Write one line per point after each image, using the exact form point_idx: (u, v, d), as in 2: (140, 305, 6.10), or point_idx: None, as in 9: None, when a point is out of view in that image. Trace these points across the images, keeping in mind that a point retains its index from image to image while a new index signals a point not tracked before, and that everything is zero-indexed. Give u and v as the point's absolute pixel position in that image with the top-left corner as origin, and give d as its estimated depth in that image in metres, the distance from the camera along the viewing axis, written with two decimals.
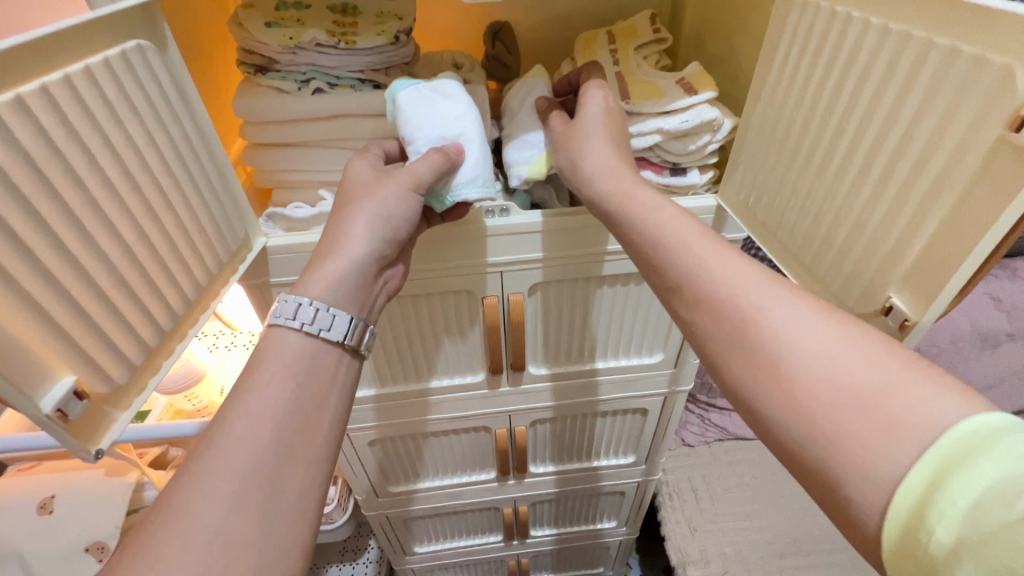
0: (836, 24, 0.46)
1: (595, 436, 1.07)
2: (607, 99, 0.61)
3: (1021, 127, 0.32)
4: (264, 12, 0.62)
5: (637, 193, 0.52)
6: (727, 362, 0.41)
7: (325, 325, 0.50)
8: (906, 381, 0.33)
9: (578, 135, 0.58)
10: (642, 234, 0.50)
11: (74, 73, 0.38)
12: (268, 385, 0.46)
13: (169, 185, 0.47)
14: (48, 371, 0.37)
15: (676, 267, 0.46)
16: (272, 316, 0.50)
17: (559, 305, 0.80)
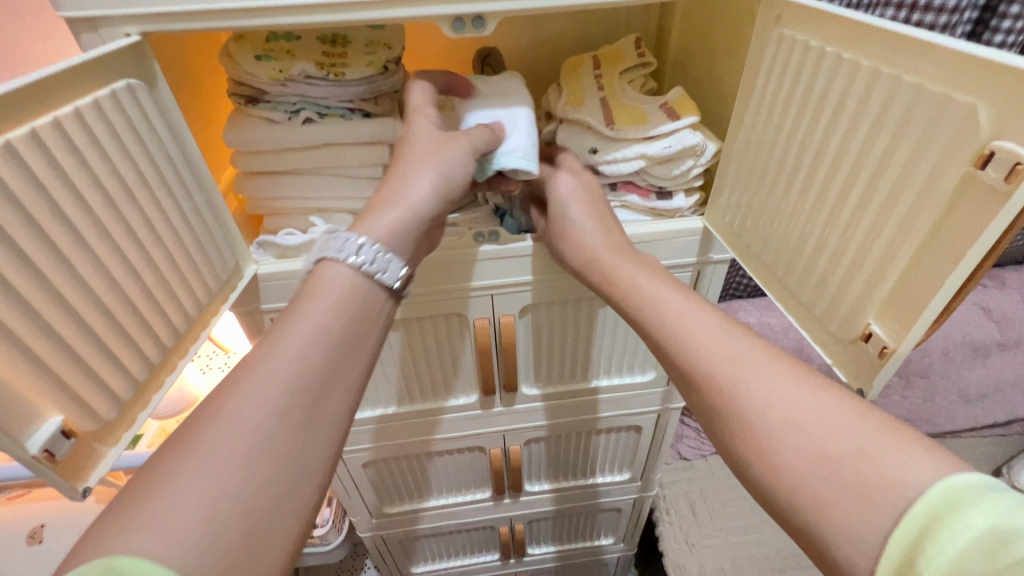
0: (810, 57, 0.47)
1: (592, 454, 1.07)
2: (570, 179, 0.63)
3: (987, 164, 0.34)
4: (254, 44, 0.63)
5: (624, 268, 0.55)
6: (717, 431, 0.42)
7: (383, 269, 0.47)
8: (870, 444, 0.34)
9: (560, 225, 0.62)
10: (634, 309, 0.52)
11: (63, 116, 0.38)
12: (313, 319, 0.43)
13: (159, 220, 0.48)
14: (37, 411, 0.37)
15: (663, 337, 0.48)
16: (327, 249, 0.47)
17: (550, 326, 0.81)
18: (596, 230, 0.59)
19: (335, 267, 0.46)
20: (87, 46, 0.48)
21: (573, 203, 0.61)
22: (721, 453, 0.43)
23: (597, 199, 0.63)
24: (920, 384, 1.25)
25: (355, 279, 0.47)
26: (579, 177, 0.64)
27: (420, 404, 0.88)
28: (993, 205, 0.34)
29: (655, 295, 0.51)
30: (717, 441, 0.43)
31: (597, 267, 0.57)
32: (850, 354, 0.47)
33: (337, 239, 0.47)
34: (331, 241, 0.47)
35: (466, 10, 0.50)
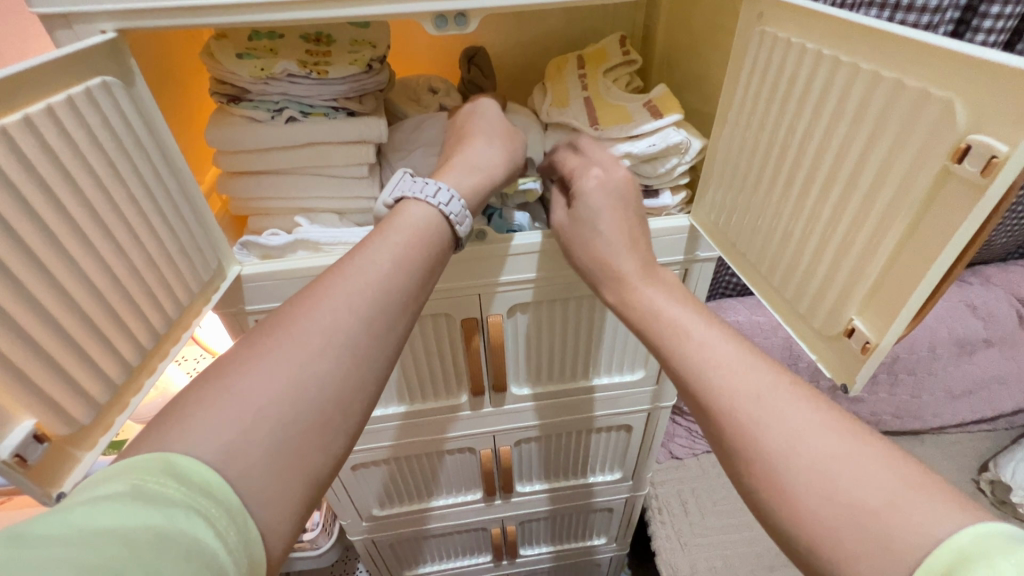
0: (792, 54, 0.47)
1: (588, 454, 1.07)
2: (599, 177, 0.60)
3: (963, 158, 0.34)
4: (236, 43, 0.62)
5: (641, 286, 0.53)
6: (733, 463, 0.41)
7: (460, 220, 0.52)
8: (901, 498, 0.32)
9: (586, 229, 0.59)
10: (648, 329, 0.50)
11: (34, 113, 0.38)
12: (392, 248, 0.46)
13: (138, 220, 0.47)
14: (8, 415, 0.36)
15: (680, 359, 0.46)
16: (420, 191, 0.52)
17: (554, 323, 0.81)
18: (622, 241, 0.57)
19: (414, 204, 0.51)
20: (62, 43, 0.47)
21: (601, 208, 0.58)
22: (733, 484, 0.41)
23: (625, 201, 0.60)
24: (907, 381, 1.26)
25: (428, 218, 0.50)
26: (608, 174, 0.61)
27: (432, 403, 0.88)
28: (971, 200, 0.34)
29: (675, 321, 0.48)
30: (730, 470, 0.41)
31: (622, 288, 0.54)
32: (834, 351, 0.48)
33: (420, 182, 0.53)
34: (423, 187, 0.52)
35: (449, 8, 0.50)
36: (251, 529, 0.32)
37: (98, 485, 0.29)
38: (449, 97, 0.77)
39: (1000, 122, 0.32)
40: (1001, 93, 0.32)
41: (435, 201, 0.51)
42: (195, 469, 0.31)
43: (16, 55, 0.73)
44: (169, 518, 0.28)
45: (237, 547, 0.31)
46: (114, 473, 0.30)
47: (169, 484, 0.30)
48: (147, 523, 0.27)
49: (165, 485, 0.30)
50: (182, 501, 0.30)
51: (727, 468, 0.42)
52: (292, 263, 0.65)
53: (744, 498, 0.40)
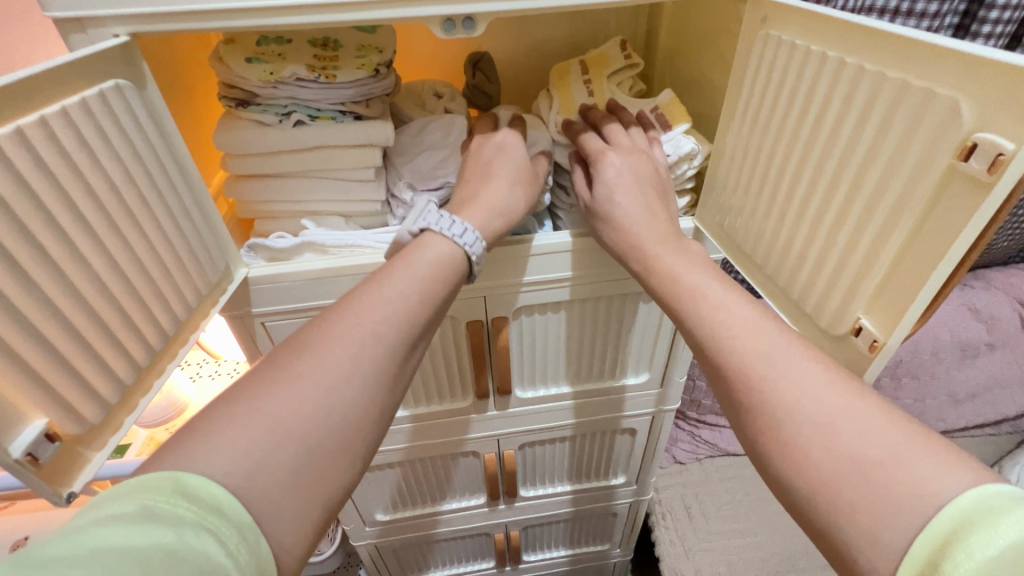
0: (796, 56, 0.48)
1: (613, 455, 1.07)
2: (617, 161, 0.59)
3: (970, 156, 0.34)
4: (244, 47, 0.63)
5: (658, 252, 0.53)
6: (741, 419, 0.41)
7: (478, 258, 0.54)
8: (904, 453, 0.33)
9: (605, 208, 0.59)
10: (664, 292, 0.50)
11: (50, 114, 0.38)
12: (405, 273, 0.47)
13: (148, 221, 0.48)
14: (20, 415, 0.36)
15: (695, 320, 0.46)
16: (443, 227, 0.52)
17: (586, 326, 0.81)
18: (642, 216, 0.56)
19: (438, 241, 0.51)
20: (75, 47, 0.48)
21: (618, 189, 0.58)
22: (743, 442, 0.42)
23: (644, 182, 0.59)
24: (910, 385, 1.26)
25: (448, 253, 0.51)
26: (628, 157, 0.60)
27: (437, 406, 0.88)
28: (978, 196, 0.35)
29: (695, 285, 0.48)
30: (740, 431, 0.42)
31: (641, 255, 0.54)
32: (841, 350, 0.48)
33: (445, 220, 0.52)
34: (446, 221, 0.53)
35: (457, 12, 0.51)
36: (262, 545, 0.32)
37: (110, 503, 0.29)
38: (453, 101, 0.78)
39: (1005, 120, 0.33)
40: (1007, 92, 0.32)
41: (459, 240, 0.52)
42: (203, 485, 0.31)
43: (26, 60, 0.73)
44: (180, 535, 0.28)
45: (246, 559, 0.31)
46: (124, 490, 0.30)
47: (178, 502, 0.30)
48: (155, 545, 0.27)
49: (173, 503, 0.29)
50: (191, 519, 0.29)
51: (736, 424, 0.43)
52: (298, 265, 0.65)
53: (751, 456, 0.41)
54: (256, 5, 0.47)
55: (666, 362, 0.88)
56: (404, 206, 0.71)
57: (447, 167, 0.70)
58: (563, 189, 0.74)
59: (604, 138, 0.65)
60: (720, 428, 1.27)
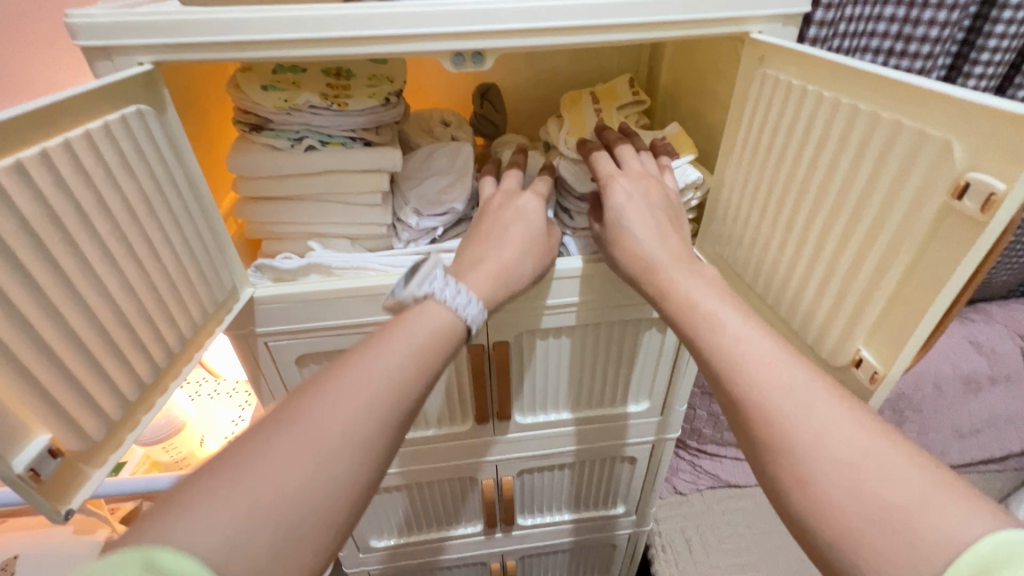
0: (793, 94, 0.50)
1: (619, 483, 1.06)
2: (625, 185, 0.60)
3: (962, 195, 0.36)
4: (261, 75, 0.65)
5: (678, 277, 0.52)
6: (759, 453, 0.41)
7: (475, 325, 0.51)
8: (931, 499, 0.33)
9: (614, 233, 0.59)
10: (679, 318, 0.50)
11: (74, 137, 0.39)
12: (419, 319, 0.48)
13: (160, 241, 0.49)
14: (25, 429, 0.37)
15: (712, 348, 0.46)
16: (446, 292, 0.49)
17: (594, 351, 0.81)
18: (655, 238, 0.56)
19: (440, 310, 0.49)
20: (100, 73, 0.49)
21: (630, 212, 0.58)
22: (758, 476, 0.42)
23: (655, 206, 0.59)
24: (913, 418, 1.25)
25: (446, 326, 0.48)
26: (638, 183, 0.61)
27: (443, 429, 0.87)
28: (971, 234, 0.36)
29: (711, 312, 0.48)
30: (756, 467, 0.41)
31: (655, 277, 0.54)
32: (843, 378, 0.49)
33: (451, 287, 0.50)
34: (448, 286, 0.50)
35: (468, 47, 0.53)
36: None
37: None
38: (461, 130, 0.80)
39: (995, 162, 0.34)
40: (995, 136, 0.34)
41: (460, 309, 0.49)
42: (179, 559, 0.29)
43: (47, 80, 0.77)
44: None
45: None
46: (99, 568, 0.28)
47: None
48: None
49: None
50: None
51: (751, 458, 0.42)
52: (304, 286, 0.66)
53: (767, 492, 0.41)
54: (277, 38, 0.49)
55: (667, 390, 0.88)
56: (410, 229, 0.73)
57: (452, 192, 0.71)
58: (566, 212, 0.76)
59: (616, 162, 0.65)
60: (721, 457, 1.28)
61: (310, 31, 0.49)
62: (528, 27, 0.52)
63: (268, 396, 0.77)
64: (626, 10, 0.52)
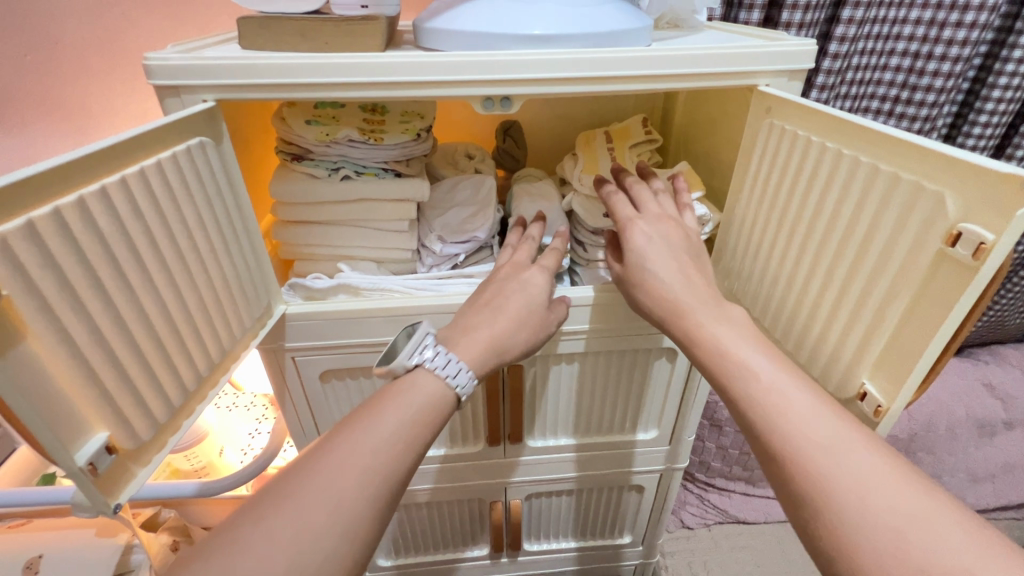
0: (798, 144, 0.54)
1: (621, 512, 1.06)
2: (642, 230, 0.61)
3: (956, 244, 0.39)
4: (305, 110, 0.71)
5: (707, 322, 0.52)
6: (799, 508, 0.40)
7: (466, 392, 0.54)
8: (982, 565, 0.33)
9: (634, 274, 0.60)
10: (712, 364, 0.50)
11: (148, 166, 0.45)
12: (414, 387, 0.52)
13: (211, 259, 0.53)
14: (87, 427, 0.40)
15: (748, 396, 0.46)
16: (436, 361, 0.53)
17: (598, 378, 0.84)
18: (677, 280, 0.56)
19: (433, 379, 0.52)
20: (169, 109, 0.55)
21: (650, 255, 0.59)
22: (798, 533, 0.41)
23: (677, 249, 0.59)
24: (926, 460, 1.24)
25: (437, 396, 0.52)
26: (656, 226, 0.62)
27: (454, 449, 0.89)
28: (964, 280, 0.39)
29: (742, 360, 0.48)
30: (796, 523, 0.41)
31: (681, 321, 0.54)
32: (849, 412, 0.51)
33: (444, 355, 0.54)
34: (438, 356, 0.54)
35: (497, 93, 0.58)
36: None
37: None
38: (484, 163, 0.85)
39: (984, 214, 0.37)
40: (983, 192, 0.37)
41: (449, 377, 0.53)
42: None
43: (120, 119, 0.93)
44: None
45: None
46: None
47: None
48: None
49: None
50: None
51: (791, 513, 0.42)
52: (333, 305, 0.70)
53: (809, 551, 0.40)
54: (326, 81, 0.55)
55: (676, 420, 0.89)
56: (434, 255, 0.77)
57: (475, 222, 0.75)
58: (580, 244, 0.80)
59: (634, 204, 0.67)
60: (729, 492, 1.28)
61: (354, 76, 0.55)
62: (552, 77, 0.57)
63: (290, 411, 0.80)
64: (642, 63, 0.57)
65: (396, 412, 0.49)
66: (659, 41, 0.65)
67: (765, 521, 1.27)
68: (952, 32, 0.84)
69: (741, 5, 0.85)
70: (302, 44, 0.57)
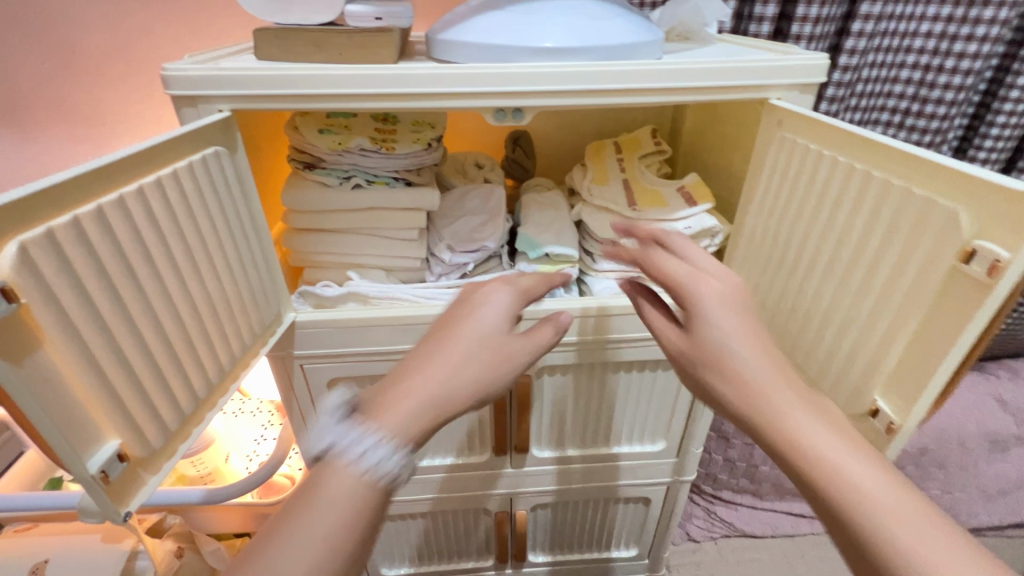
0: (810, 157, 0.54)
1: (608, 526, 1.05)
2: (715, 293, 0.44)
3: (971, 261, 0.38)
4: (318, 119, 0.71)
5: (802, 419, 0.39)
6: None
7: (393, 476, 0.41)
8: None
9: (709, 358, 0.43)
10: (807, 475, 0.38)
11: (164, 175, 0.45)
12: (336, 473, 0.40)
13: (223, 266, 0.54)
14: (99, 434, 0.41)
15: (870, 534, 0.34)
16: (342, 441, 0.40)
17: (580, 390, 0.83)
18: (769, 368, 0.41)
19: (345, 470, 0.40)
20: (185, 118, 0.56)
21: (733, 333, 0.42)
22: None
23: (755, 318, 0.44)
24: (937, 475, 1.22)
25: (358, 488, 0.39)
26: (728, 286, 0.45)
27: (459, 459, 0.89)
28: (980, 297, 0.38)
29: (859, 482, 0.35)
30: None
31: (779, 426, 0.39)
32: (860, 429, 0.50)
33: (355, 432, 0.41)
34: (347, 433, 0.41)
35: (509, 105, 0.58)
36: None
37: None
38: (493, 172, 0.86)
39: (1000, 231, 0.37)
40: (998, 208, 0.37)
41: (367, 461, 0.40)
42: None
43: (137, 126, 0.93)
44: None
45: None
46: None
47: None
48: None
49: None
50: None
51: None
52: (343, 313, 0.70)
53: None
54: (341, 92, 0.55)
55: (684, 431, 0.89)
56: (443, 264, 0.77)
57: (484, 231, 0.76)
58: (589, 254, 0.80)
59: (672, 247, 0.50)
60: (736, 505, 1.27)
61: (367, 86, 0.55)
62: (564, 89, 0.57)
63: (297, 418, 0.80)
64: (654, 76, 0.57)
65: (322, 531, 0.37)
66: (670, 54, 0.65)
67: (773, 535, 1.25)
68: (963, 45, 0.84)
69: (751, 17, 0.85)
70: (316, 55, 0.57)
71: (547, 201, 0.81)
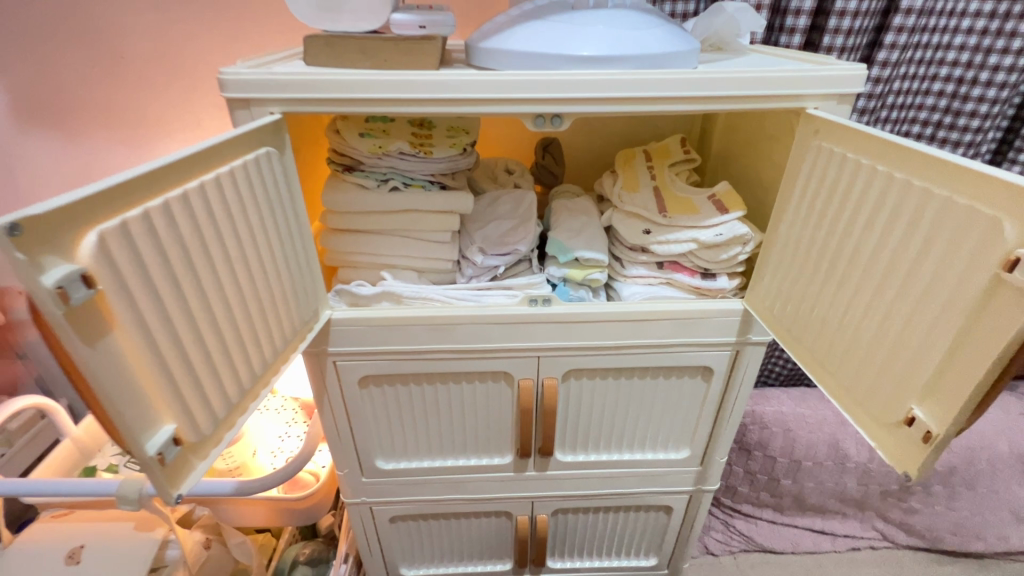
0: (847, 166, 0.54)
1: (621, 532, 1.04)
2: None
3: (1013, 269, 0.38)
4: (357, 123, 0.73)
5: None
6: None
7: None
8: None
9: None
10: None
11: (223, 173, 0.47)
12: None
13: (269, 262, 0.56)
14: (158, 417, 0.42)
15: None
16: None
17: (601, 397, 0.83)
18: None
19: None
20: (238, 120, 0.58)
21: None
22: None
23: None
24: (967, 496, 1.19)
25: None
26: None
27: (482, 460, 0.89)
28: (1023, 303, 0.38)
29: None
30: None
31: None
32: (894, 438, 0.50)
33: None
34: None
35: (548, 111, 0.60)
36: None
37: None
38: (523, 177, 0.87)
39: None
40: None
41: None
42: None
43: (181, 129, 0.97)
44: None
45: None
46: None
47: None
48: None
49: None
50: None
51: None
52: (377, 311, 0.72)
53: None
54: (386, 96, 0.57)
55: (709, 439, 0.88)
56: (474, 266, 0.78)
57: (515, 235, 0.77)
58: (618, 259, 0.81)
59: None
60: (756, 519, 1.25)
61: (413, 92, 0.57)
62: (601, 96, 0.58)
63: (327, 416, 0.81)
64: (691, 85, 0.58)
65: None
66: (705, 64, 0.66)
67: (793, 552, 1.23)
68: (998, 58, 0.84)
69: (782, 29, 0.86)
70: (362, 61, 0.59)
71: (577, 207, 0.82)
